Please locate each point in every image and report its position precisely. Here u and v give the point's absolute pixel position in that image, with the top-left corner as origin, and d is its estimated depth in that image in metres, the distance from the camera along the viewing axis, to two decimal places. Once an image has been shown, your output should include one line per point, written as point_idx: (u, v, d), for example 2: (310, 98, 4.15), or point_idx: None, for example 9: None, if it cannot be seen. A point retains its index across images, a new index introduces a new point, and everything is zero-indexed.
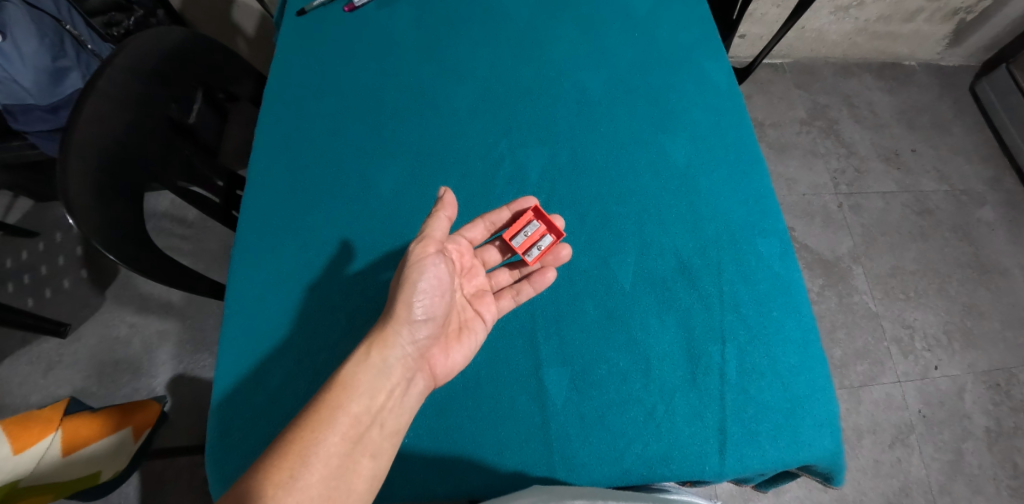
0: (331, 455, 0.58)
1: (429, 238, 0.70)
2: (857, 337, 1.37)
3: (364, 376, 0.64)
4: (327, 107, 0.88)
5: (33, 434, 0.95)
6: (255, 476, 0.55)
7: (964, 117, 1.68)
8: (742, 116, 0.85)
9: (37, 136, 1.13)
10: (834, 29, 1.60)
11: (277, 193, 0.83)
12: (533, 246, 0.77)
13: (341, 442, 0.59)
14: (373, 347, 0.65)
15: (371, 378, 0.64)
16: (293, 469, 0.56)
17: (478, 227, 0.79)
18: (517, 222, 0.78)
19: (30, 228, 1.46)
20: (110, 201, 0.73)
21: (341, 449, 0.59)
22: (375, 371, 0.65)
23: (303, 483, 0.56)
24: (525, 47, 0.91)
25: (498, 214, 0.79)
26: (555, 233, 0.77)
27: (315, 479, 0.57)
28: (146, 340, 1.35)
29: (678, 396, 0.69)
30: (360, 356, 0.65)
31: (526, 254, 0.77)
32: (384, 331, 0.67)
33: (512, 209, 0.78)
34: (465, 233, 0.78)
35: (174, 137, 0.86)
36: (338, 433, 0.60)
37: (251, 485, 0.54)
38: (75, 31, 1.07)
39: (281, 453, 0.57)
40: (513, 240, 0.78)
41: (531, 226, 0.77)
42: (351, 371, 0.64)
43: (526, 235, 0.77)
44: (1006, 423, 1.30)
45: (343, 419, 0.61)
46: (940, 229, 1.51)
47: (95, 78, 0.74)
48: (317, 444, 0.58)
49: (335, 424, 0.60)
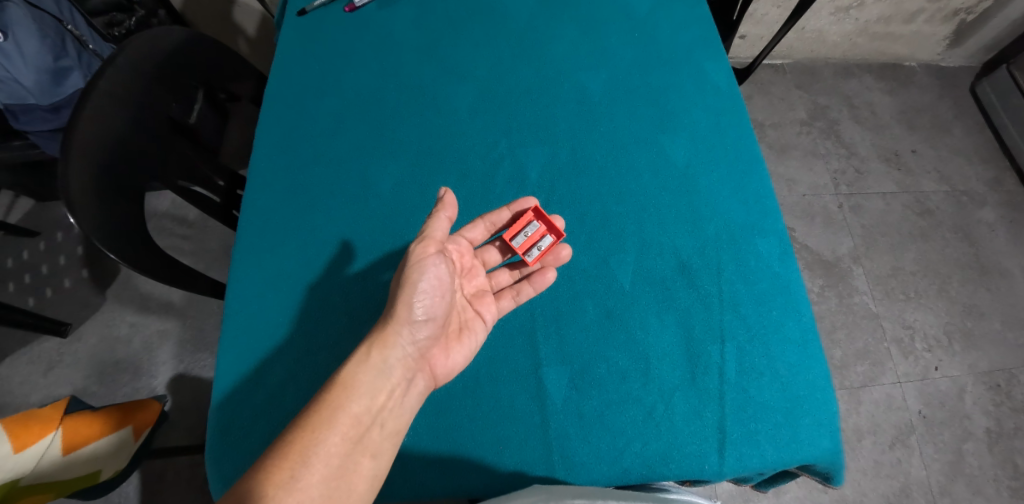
0: (331, 456, 0.59)
1: (429, 238, 0.70)
2: (857, 337, 1.37)
3: (364, 376, 0.64)
4: (327, 107, 0.88)
5: (34, 433, 0.95)
6: (256, 476, 0.55)
7: (965, 118, 1.68)
8: (742, 116, 0.85)
9: (37, 135, 1.14)
10: (835, 29, 1.60)
11: (278, 193, 0.83)
12: (533, 246, 0.77)
13: (341, 442, 0.60)
14: (374, 347, 0.66)
15: (372, 378, 0.64)
16: (293, 470, 0.56)
17: (478, 228, 0.79)
18: (518, 222, 0.78)
19: (31, 227, 1.46)
20: (111, 200, 0.73)
21: (341, 450, 0.59)
22: (376, 371, 0.65)
23: (304, 483, 0.56)
24: (525, 47, 0.92)
25: (498, 214, 0.79)
26: (555, 233, 0.77)
27: (315, 479, 0.57)
28: (146, 340, 1.35)
29: (678, 395, 0.69)
30: (360, 356, 0.65)
31: (527, 254, 0.77)
32: (385, 331, 0.67)
33: (513, 209, 0.78)
34: (465, 233, 0.79)
35: (175, 137, 0.86)
36: (338, 434, 0.60)
37: (251, 485, 0.54)
38: (76, 31, 1.07)
39: (281, 454, 0.57)
40: (514, 240, 0.78)
41: (531, 226, 0.77)
42: (352, 371, 0.64)
43: (526, 236, 0.77)
44: (1007, 424, 1.30)
45: (344, 419, 0.61)
46: (940, 229, 1.51)
47: (96, 78, 0.75)
48: (317, 445, 0.58)
49: (335, 425, 0.60)
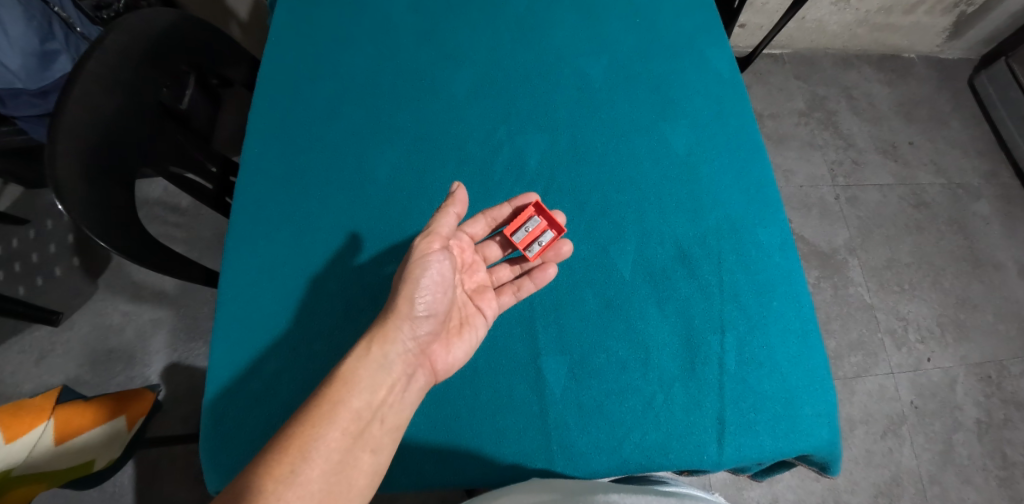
0: (330, 451, 0.56)
1: (435, 234, 0.69)
2: (851, 328, 1.38)
3: (364, 372, 0.61)
4: (322, 92, 0.87)
5: (24, 423, 0.91)
6: (255, 471, 0.53)
7: (963, 111, 1.68)
8: (743, 103, 0.85)
9: (26, 120, 1.11)
10: (834, 19, 1.59)
11: (273, 179, 0.82)
12: (534, 241, 0.75)
13: (341, 438, 0.57)
14: (374, 341, 0.63)
15: (372, 374, 0.61)
16: (293, 464, 0.54)
17: (479, 222, 0.77)
18: (518, 218, 0.76)
19: (19, 214, 1.44)
20: (101, 186, 0.71)
21: (342, 445, 0.57)
22: (376, 366, 0.62)
23: (304, 478, 0.54)
24: (525, 32, 0.90)
25: (499, 209, 0.77)
26: (556, 229, 0.75)
27: (316, 475, 0.54)
28: (140, 328, 1.34)
29: (677, 385, 0.69)
30: (360, 351, 0.63)
31: (528, 249, 0.75)
32: (385, 325, 0.65)
33: (513, 204, 0.76)
34: (466, 229, 0.76)
35: (167, 121, 0.85)
36: (338, 429, 0.57)
37: (250, 478, 0.52)
38: (63, 13, 1.04)
39: (280, 450, 0.54)
40: (514, 235, 0.76)
41: (531, 222, 0.75)
42: (353, 365, 0.61)
43: (526, 231, 0.75)
44: (996, 415, 1.31)
45: (344, 414, 0.58)
46: (936, 221, 1.52)
47: (85, 60, 0.72)
48: (317, 440, 0.56)
49: (335, 419, 0.58)
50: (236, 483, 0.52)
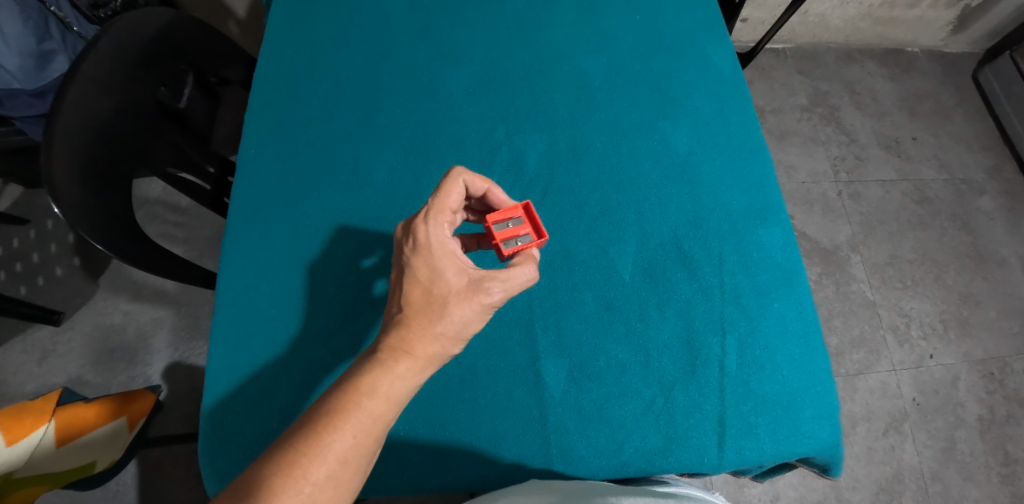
0: (361, 455, 0.52)
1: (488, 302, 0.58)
2: (853, 325, 1.37)
3: (401, 385, 0.55)
4: (318, 91, 0.86)
5: (26, 425, 0.88)
6: (286, 473, 0.49)
7: (966, 105, 1.67)
8: (744, 101, 0.84)
9: (23, 121, 1.08)
10: (837, 13, 1.58)
11: (269, 181, 0.81)
12: (512, 238, 0.65)
13: (371, 444, 0.53)
14: (416, 358, 0.56)
15: (407, 387, 0.56)
16: (330, 469, 0.50)
17: (459, 192, 0.62)
18: (503, 210, 0.66)
19: (19, 214, 1.44)
20: (95, 189, 0.70)
21: (370, 449, 0.53)
22: (414, 380, 0.56)
23: (337, 481, 0.51)
24: (523, 30, 0.89)
25: (478, 182, 0.64)
26: (537, 234, 0.66)
27: (349, 476, 0.51)
28: (141, 327, 1.34)
29: (678, 388, 0.69)
30: (397, 365, 0.55)
31: (506, 245, 0.64)
32: (417, 336, 0.57)
33: (492, 192, 0.66)
34: (449, 207, 0.61)
35: (160, 121, 0.84)
36: (371, 436, 0.53)
37: (284, 478, 0.49)
38: (59, 13, 1.04)
39: (318, 455, 0.50)
40: (492, 225, 0.65)
41: (514, 219, 0.65)
42: (392, 379, 0.55)
43: (507, 226, 0.65)
44: (999, 411, 1.31)
45: (377, 424, 0.53)
46: (938, 217, 1.51)
47: (79, 61, 0.71)
48: (353, 449, 0.52)
49: (370, 429, 0.53)
50: (267, 486, 0.48)
